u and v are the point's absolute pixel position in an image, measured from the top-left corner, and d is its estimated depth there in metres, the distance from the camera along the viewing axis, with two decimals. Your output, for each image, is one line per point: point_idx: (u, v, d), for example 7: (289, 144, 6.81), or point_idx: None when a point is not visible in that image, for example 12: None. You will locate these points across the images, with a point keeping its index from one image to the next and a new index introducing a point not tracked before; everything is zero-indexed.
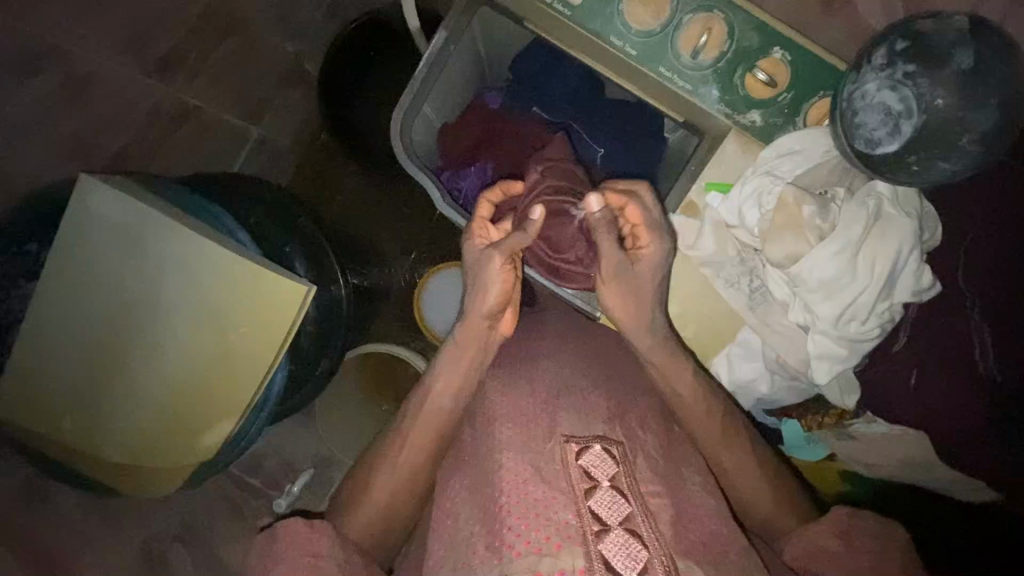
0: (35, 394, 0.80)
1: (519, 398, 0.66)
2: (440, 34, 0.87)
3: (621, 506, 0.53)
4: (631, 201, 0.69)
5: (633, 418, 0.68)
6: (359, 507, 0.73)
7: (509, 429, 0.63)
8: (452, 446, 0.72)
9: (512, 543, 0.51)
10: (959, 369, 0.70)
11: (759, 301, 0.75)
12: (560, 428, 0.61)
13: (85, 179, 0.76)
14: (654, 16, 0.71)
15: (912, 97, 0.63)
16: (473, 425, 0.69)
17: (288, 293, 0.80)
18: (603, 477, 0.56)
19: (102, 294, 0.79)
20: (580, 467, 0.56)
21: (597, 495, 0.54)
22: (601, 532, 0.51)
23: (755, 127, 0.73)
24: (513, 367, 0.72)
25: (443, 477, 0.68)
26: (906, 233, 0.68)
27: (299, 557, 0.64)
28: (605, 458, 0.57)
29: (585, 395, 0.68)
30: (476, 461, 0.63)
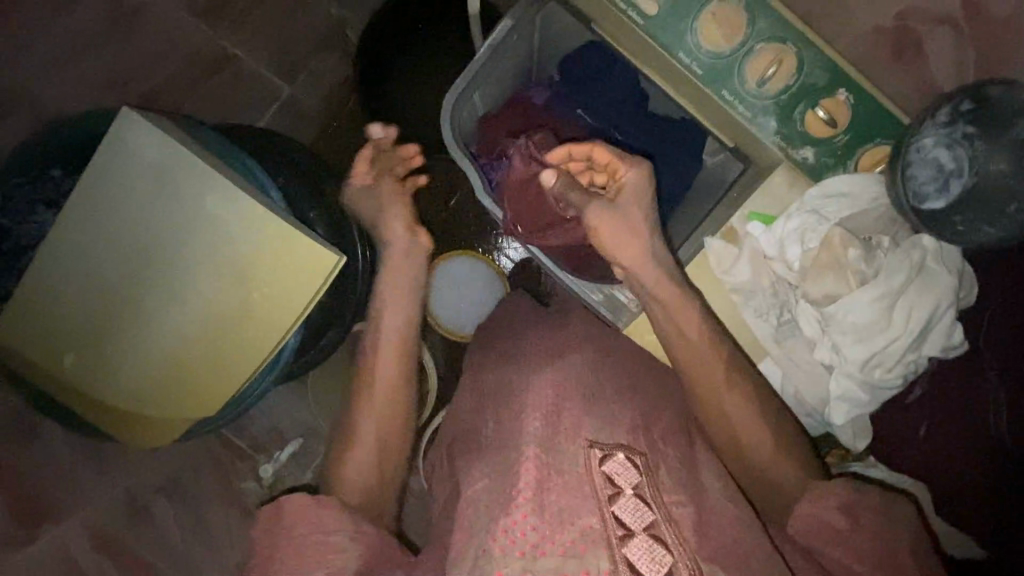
0: (42, 327, 0.78)
1: (546, 390, 0.67)
2: (504, 22, 0.87)
3: (644, 513, 0.56)
4: (596, 145, 0.74)
5: (656, 432, 0.69)
6: (347, 472, 0.72)
7: (537, 423, 0.63)
8: (472, 437, 0.71)
9: (536, 543, 0.53)
10: (966, 418, 0.72)
11: (785, 334, 0.76)
12: (584, 432, 0.63)
13: (126, 112, 0.74)
14: (726, 38, 0.71)
15: (965, 159, 0.65)
16: (497, 416, 0.69)
17: (318, 259, 0.78)
18: (626, 485, 0.59)
19: (125, 233, 0.77)
20: (603, 474, 0.59)
21: (620, 501, 0.57)
22: (626, 537, 0.54)
23: (806, 163, 0.74)
24: (543, 361, 0.72)
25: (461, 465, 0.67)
26: (946, 291, 0.69)
27: (307, 534, 0.63)
28: (629, 467, 0.60)
29: (611, 404, 0.68)
30: (497, 451, 0.64)
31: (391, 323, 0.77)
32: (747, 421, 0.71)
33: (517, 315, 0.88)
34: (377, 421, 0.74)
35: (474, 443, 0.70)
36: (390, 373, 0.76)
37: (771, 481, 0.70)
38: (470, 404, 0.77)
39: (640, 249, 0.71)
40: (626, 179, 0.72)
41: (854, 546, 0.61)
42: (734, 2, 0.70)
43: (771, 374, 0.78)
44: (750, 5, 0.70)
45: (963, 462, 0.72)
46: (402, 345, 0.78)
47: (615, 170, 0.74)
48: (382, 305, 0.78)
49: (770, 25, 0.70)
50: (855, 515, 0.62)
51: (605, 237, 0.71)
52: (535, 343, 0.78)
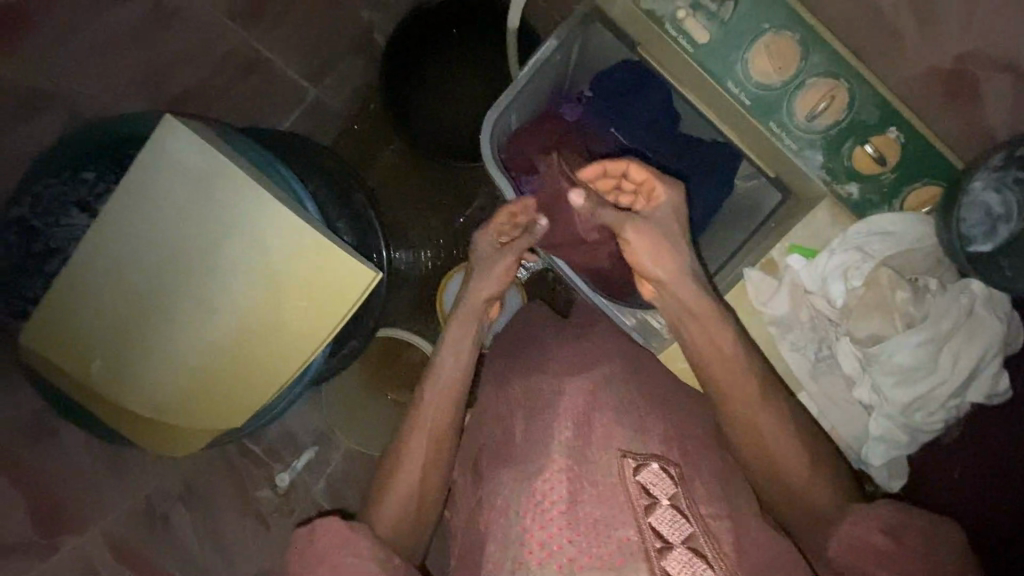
0: (71, 333, 0.76)
1: (577, 400, 0.66)
2: (550, 42, 0.87)
3: (682, 525, 0.57)
4: (631, 162, 0.74)
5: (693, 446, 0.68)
6: (385, 498, 0.71)
7: (568, 429, 0.64)
8: (496, 450, 0.69)
9: (573, 556, 0.55)
10: (1002, 457, 0.71)
11: (822, 370, 0.77)
12: (618, 441, 0.63)
13: (168, 121, 0.73)
14: (778, 70, 0.71)
15: (1014, 203, 0.67)
16: (524, 428, 0.67)
17: (354, 273, 0.77)
18: (661, 496, 0.59)
19: (159, 240, 0.76)
20: (638, 483, 0.60)
21: (657, 512, 0.58)
22: (664, 549, 0.56)
23: (851, 200, 0.74)
24: (572, 373, 0.70)
25: (491, 479, 0.66)
26: (994, 338, 0.68)
27: (347, 558, 0.62)
28: (664, 477, 0.61)
29: (646, 421, 0.67)
30: (528, 468, 0.63)
31: (446, 366, 0.76)
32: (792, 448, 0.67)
33: (540, 323, 0.86)
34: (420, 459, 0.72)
35: (499, 455, 0.68)
36: (439, 403, 0.74)
37: (810, 506, 0.66)
38: (494, 413, 0.74)
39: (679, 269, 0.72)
40: (661, 196, 0.71)
41: (892, 566, 0.59)
42: (789, 35, 0.69)
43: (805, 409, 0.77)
44: (805, 40, 0.69)
45: (987, 499, 0.71)
46: (455, 390, 0.75)
47: (650, 189, 0.72)
48: (441, 350, 0.77)
49: (825, 59, 0.69)
50: (898, 537, 0.61)
51: (635, 241, 0.69)
52: (563, 353, 0.76)
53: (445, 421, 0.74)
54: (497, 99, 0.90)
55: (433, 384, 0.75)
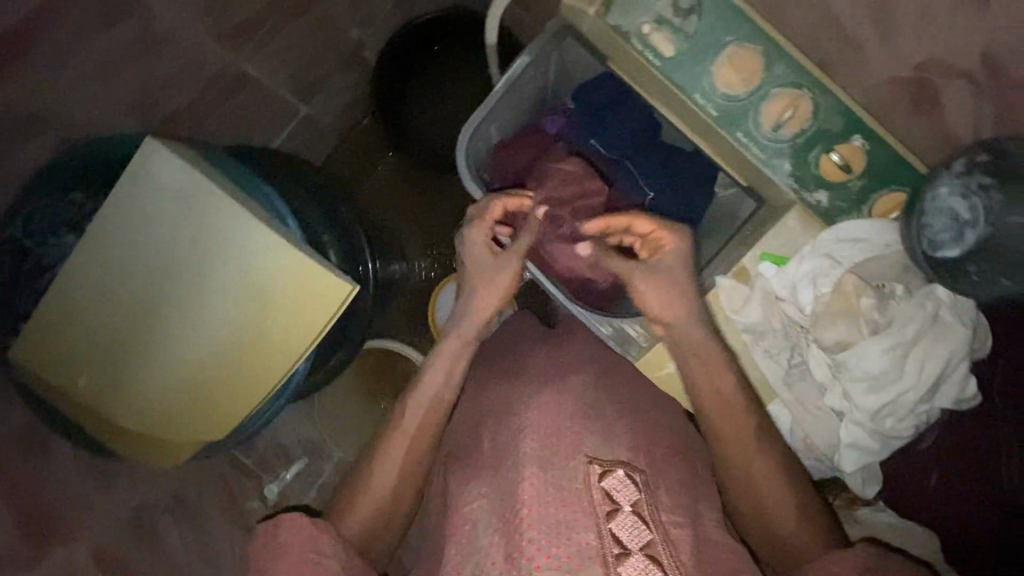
0: (57, 349, 0.79)
1: (546, 411, 0.66)
2: (521, 58, 0.88)
3: (641, 532, 0.57)
4: (636, 217, 0.77)
5: (659, 451, 0.69)
6: (358, 501, 0.72)
7: (532, 441, 0.64)
8: (466, 458, 0.71)
9: (532, 556, 0.55)
10: (975, 467, 0.71)
11: (795, 377, 0.77)
12: (585, 448, 0.63)
13: (150, 142, 0.76)
14: (742, 82, 0.72)
15: (981, 209, 0.65)
16: (492, 438, 0.68)
17: (330, 287, 0.79)
18: (624, 501, 0.59)
19: (143, 257, 0.78)
20: (601, 489, 0.60)
21: (618, 518, 0.57)
22: (622, 555, 0.55)
23: (819, 207, 0.75)
24: (544, 382, 0.72)
25: (457, 487, 0.68)
26: (959, 343, 0.69)
27: (304, 552, 0.63)
28: (628, 484, 0.61)
29: (615, 428, 0.68)
30: (493, 477, 0.64)
31: (433, 376, 0.77)
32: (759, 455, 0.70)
33: (518, 333, 0.88)
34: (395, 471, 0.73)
35: (467, 463, 0.69)
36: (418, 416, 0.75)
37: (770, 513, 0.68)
38: (467, 420, 0.76)
39: (648, 276, 0.74)
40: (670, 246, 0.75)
41: None
42: (752, 47, 0.71)
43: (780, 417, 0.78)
44: (768, 51, 0.70)
45: (960, 508, 0.72)
46: (440, 398, 0.77)
47: (659, 240, 0.76)
48: (433, 361, 0.79)
49: (787, 70, 0.70)
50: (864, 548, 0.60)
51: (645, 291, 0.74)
52: (540, 364, 0.77)
53: (425, 429, 0.75)
54: (472, 114, 0.92)
55: (418, 394, 0.76)
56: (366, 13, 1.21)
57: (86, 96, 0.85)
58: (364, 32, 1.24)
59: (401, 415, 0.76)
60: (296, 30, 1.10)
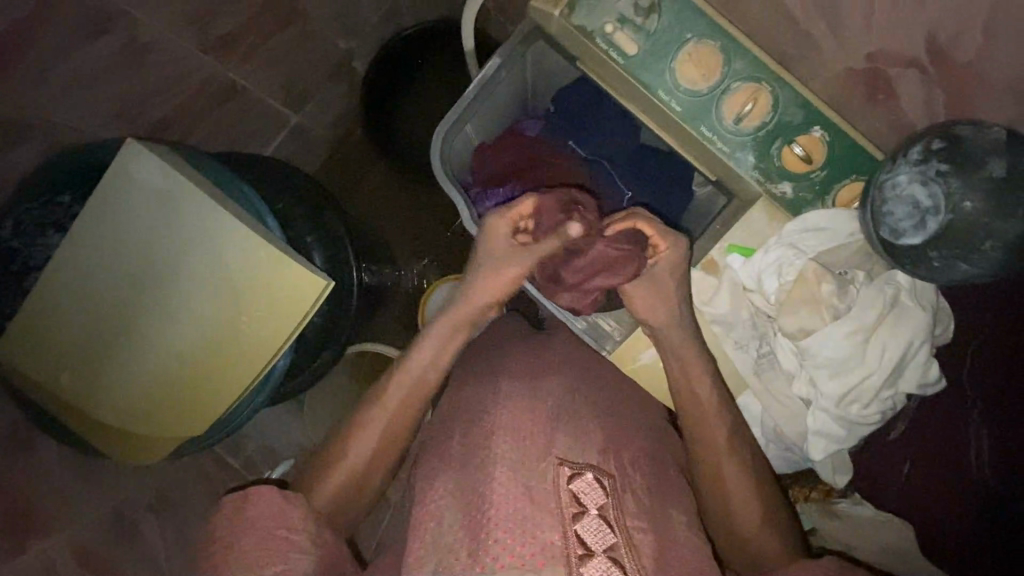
0: (41, 345, 0.81)
1: (519, 407, 0.67)
2: (495, 61, 0.91)
3: (606, 535, 0.57)
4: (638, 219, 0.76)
5: (627, 447, 0.70)
6: (322, 490, 0.72)
7: (505, 443, 0.62)
8: (436, 450, 0.71)
9: (496, 555, 0.53)
10: (946, 457, 0.72)
11: (764, 367, 0.79)
12: (556, 448, 0.63)
13: (131, 143, 0.78)
14: (703, 77, 0.74)
15: (940, 195, 0.64)
16: (462, 435, 0.68)
17: (304, 284, 0.80)
18: (591, 505, 0.59)
19: (124, 256, 0.80)
20: (570, 491, 0.59)
21: (584, 520, 0.57)
22: (585, 557, 0.54)
23: (785, 198, 0.75)
24: (517, 378, 0.73)
25: (424, 479, 0.68)
26: (920, 326, 0.70)
27: (273, 529, 0.63)
28: (596, 487, 0.61)
29: (582, 423, 0.69)
30: (457, 469, 0.64)
31: (416, 362, 0.78)
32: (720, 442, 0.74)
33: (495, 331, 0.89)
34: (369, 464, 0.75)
35: (436, 454, 0.70)
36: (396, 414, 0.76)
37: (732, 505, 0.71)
38: (438, 414, 0.77)
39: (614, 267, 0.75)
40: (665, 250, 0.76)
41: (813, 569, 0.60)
42: (709, 43, 0.73)
43: (750, 406, 0.81)
44: (725, 47, 0.72)
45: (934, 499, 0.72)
46: (422, 383, 0.78)
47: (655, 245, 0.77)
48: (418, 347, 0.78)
49: (746, 65, 0.72)
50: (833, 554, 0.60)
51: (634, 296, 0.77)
52: (510, 362, 0.77)
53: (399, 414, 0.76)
54: (447, 115, 0.94)
55: (401, 375, 0.77)
56: (355, 24, 1.25)
57: (74, 100, 0.88)
58: (352, 44, 1.27)
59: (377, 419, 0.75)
60: (283, 41, 1.13)
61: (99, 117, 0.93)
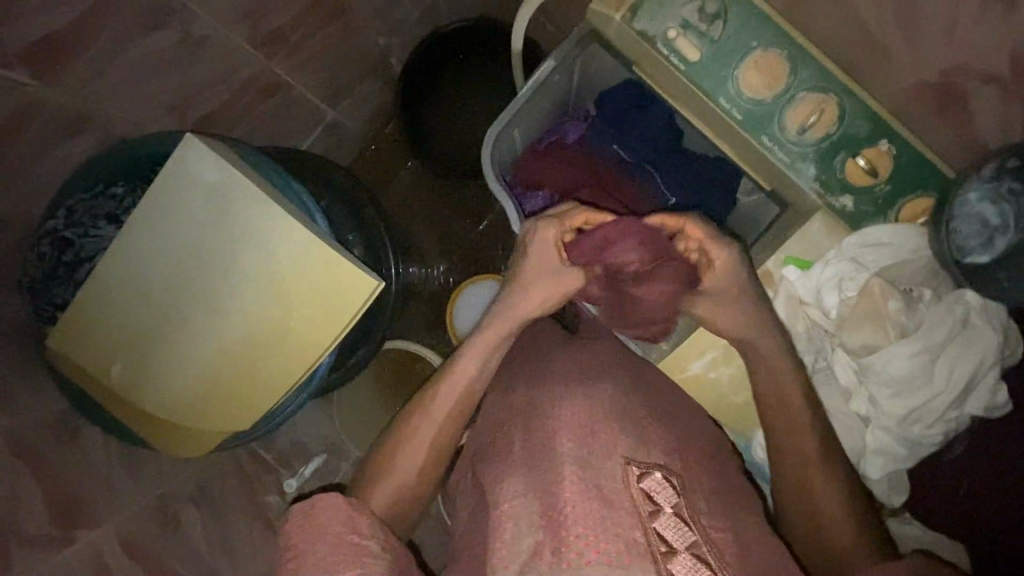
0: (93, 336, 0.82)
1: (574, 407, 0.66)
2: (547, 63, 0.90)
3: (686, 532, 0.56)
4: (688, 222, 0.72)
5: (687, 453, 0.68)
6: (380, 486, 0.73)
7: (567, 442, 0.62)
8: (490, 452, 0.71)
9: (582, 550, 0.53)
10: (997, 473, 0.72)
11: (820, 382, 0.79)
12: (621, 448, 0.62)
13: (190, 139, 0.78)
14: (767, 86, 0.72)
15: (1010, 214, 0.65)
16: (520, 436, 0.68)
17: (358, 284, 0.80)
18: (664, 503, 0.59)
19: (179, 250, 0.81)
20: (642, 490, 0.59)
21: (661, 518, 0.57)
22: (669, 554, 0.54)
23: (844, 211, 0.74)
24: (571, 380, 0.72)
25: (483, 479, 0.68)
26: (991, 349, 0.69)
27: (344, 535, 0.64)
28: (666, 486, 0.60)
29: (644, 425, 0.68)
30: (523, 472, 0.63)
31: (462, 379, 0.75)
32: (775, 452, 0.73)
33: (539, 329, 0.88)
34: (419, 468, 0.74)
35: (492, 455, 0.70)
36: (444, 421, 0.75)
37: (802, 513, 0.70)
38: (488, 415, 0.77)
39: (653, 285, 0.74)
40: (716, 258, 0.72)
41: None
42: (777, 52, 0.72)
43: None
44: (793, 57, 0.71)
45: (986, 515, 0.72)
46: (469, 387, 0.76)
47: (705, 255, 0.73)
48: (464, 356, 0.76)
49: (813, 75, 0.71)
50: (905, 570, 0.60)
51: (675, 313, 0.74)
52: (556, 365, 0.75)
53: (456, 424, 0.76)
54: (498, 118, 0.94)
55: (448, 382, 0.75)
56: (394, 21, 1.23)
57: (127, 92, 0.88)
58: (392, 41, 1.27)
59: (430, 420, 0.74)
60: (329, 37, 1.12)
61: (149, 109, 0.92)
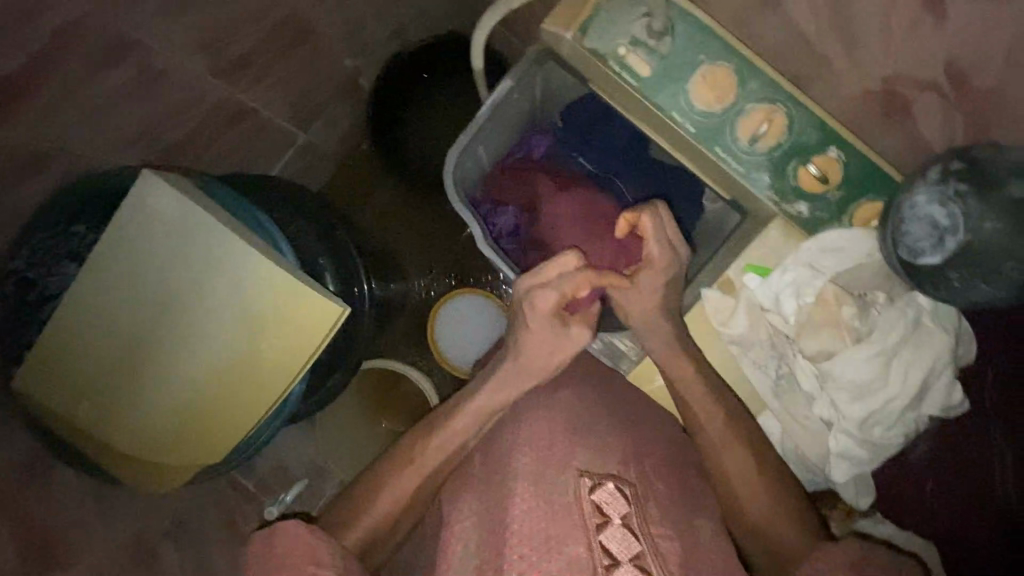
0: (57, 376, 0.81)
1: (538, 425, 0.67)
2: (506, 82, 0.91)
3: (631, 542, 0.55)
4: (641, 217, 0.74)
5: (648, 464, 0.69)
6: (361, 513, 0.72)
7: (524, 455, 0.64)
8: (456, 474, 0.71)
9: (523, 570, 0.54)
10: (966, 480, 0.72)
11: (783, 386, 0.80)
12: (575, 461, 0.62)
13: (147, 175, 0.78)
14: (717, 98, 0.74)
15: (959, 215, 0.63)
16: (484, 455, 0.68)
17: (324, 311, 0.81)
18: (614, 514, 0.58)
19: (142, 285, 0.81)
20: (592, 501, 0.58)
21: (608, 530, 0.56)
22: (612, 566, 0.53)
23: (800, 217, 0.75)
24: (536, 397, 0.72)
25: (451, 501, 0.68)
26: (941, 351, 0.71)
27: (301, 563, 0.64)
28: (617, 496, 0.59)
29: (605, 438, 0.68)
30: (491, 494, 0.63)
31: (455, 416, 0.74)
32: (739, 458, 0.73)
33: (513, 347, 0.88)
34: (395, 492, 0.73)
35: (460, 477, 0.70)
36: (423, 442, 0.74)
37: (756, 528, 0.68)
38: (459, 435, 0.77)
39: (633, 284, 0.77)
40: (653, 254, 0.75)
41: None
42: (724, 65, 0.73)
43: (770, 426, 0.82)
44: (741, 69, 0.72)
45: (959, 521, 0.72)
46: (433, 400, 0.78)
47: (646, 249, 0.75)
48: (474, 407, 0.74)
49: (761, 86, 0.72)
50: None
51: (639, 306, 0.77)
52: None
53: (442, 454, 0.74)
54: (458, 139, 0.93)
55: (447, 425, 0.74)
56: (360, 43, 1.24)
57: (89, 128, 0.87)
58: (360, 62, 1.27)
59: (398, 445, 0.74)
60: (294, 61, 1.12)
61: (113, 144, 0.92)
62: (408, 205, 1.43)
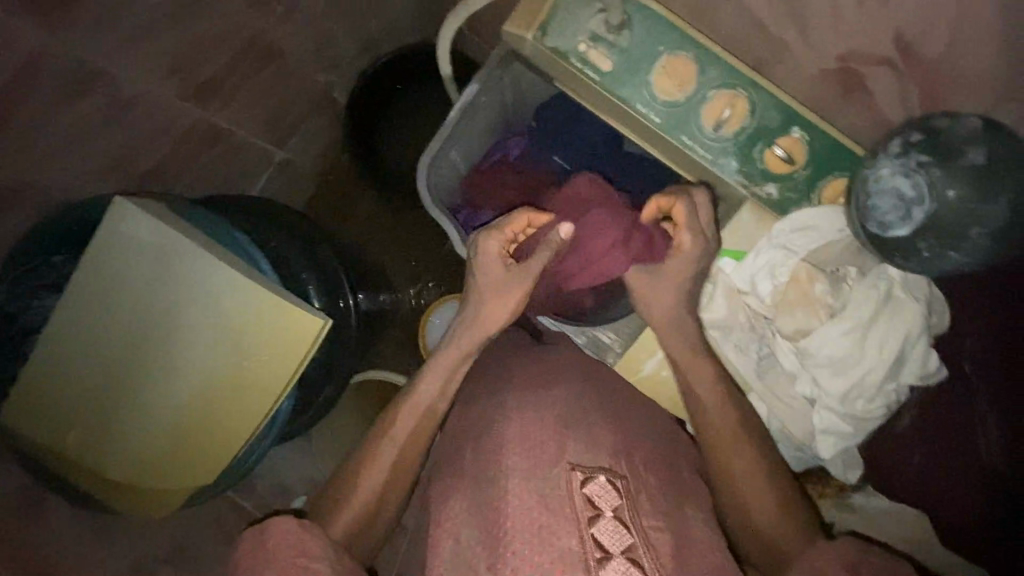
0: (42, 410, 0.81)
1: (528, 420, 0.66)
2: (473, 86, 0.92)
3: (623, 536, 0.57)
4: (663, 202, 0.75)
5: (637, 454, 0.69)
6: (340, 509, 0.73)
7: (515, 455, 0.62)
8: (444, 475, 0.72)
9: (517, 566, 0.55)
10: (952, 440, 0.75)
11: (766, 369, 0.80)
12: (567, 453, 0.63)
13: (119, 202, 0.78)
14: (679, 87, 0.74)
15: (924, 185, 0.64)
16: (471, 454, 0.69)
17: (304, 325, 0.81)
18: (606, 508, 0.59)
19: (121, 312, 0.80)
20: (583, 495, 0.59)
21: (600, 523, 0.57)
22: (604, 559, 0.55)
23: (771, 200, 0.76)
24: (521, 388, 0.72)
25: (439, 498, 0.68)
26: (915, 319, 0.72)
27: (292, 557, 0.63)
28: (609, 490, 0.60)
29: (593, 427, 0.68)
30: (478, 489, 0.63)
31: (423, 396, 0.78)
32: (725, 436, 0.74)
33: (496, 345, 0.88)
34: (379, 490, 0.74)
35: (447, 478, 0.70)
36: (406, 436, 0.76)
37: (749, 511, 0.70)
38: (446, 437, 0.78)
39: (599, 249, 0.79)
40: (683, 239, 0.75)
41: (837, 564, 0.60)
42: (683, 54, 0.73)
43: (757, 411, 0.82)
44: (700, 58, 0.73)
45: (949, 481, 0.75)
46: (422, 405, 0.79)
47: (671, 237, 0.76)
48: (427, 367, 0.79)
49: (720, 73, 0.73)
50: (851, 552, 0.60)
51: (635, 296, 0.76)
52: (505, 377, 0.77)
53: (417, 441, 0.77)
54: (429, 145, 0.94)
55: (411, 407, 0.77)
56: (331, 57, 1.25)
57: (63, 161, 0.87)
58: (332, 76, 1.28)
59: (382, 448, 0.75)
60: (266, 80, 1.13)
61: (88, 175, 0.92)
62: (390, 215, 1.43)
